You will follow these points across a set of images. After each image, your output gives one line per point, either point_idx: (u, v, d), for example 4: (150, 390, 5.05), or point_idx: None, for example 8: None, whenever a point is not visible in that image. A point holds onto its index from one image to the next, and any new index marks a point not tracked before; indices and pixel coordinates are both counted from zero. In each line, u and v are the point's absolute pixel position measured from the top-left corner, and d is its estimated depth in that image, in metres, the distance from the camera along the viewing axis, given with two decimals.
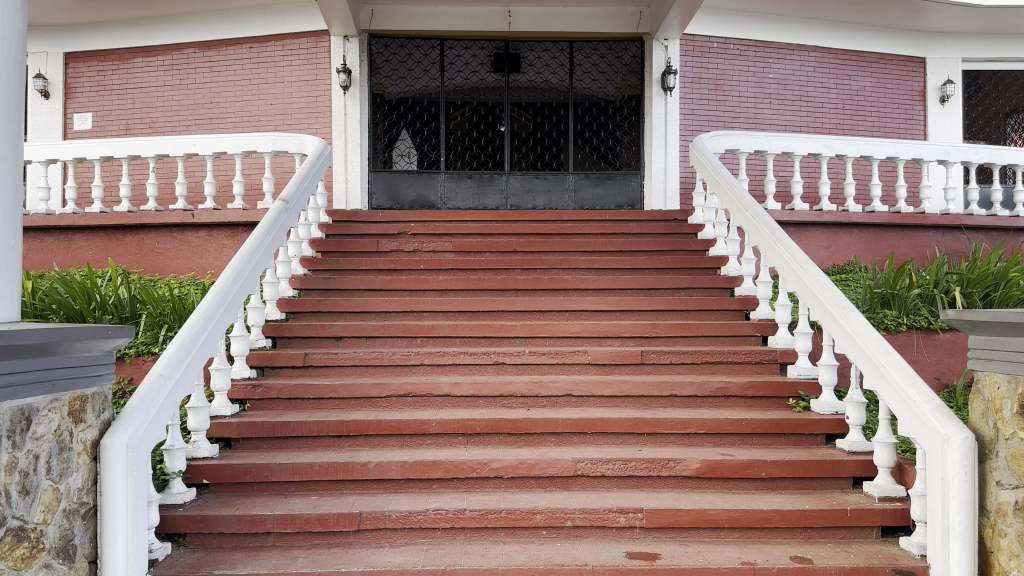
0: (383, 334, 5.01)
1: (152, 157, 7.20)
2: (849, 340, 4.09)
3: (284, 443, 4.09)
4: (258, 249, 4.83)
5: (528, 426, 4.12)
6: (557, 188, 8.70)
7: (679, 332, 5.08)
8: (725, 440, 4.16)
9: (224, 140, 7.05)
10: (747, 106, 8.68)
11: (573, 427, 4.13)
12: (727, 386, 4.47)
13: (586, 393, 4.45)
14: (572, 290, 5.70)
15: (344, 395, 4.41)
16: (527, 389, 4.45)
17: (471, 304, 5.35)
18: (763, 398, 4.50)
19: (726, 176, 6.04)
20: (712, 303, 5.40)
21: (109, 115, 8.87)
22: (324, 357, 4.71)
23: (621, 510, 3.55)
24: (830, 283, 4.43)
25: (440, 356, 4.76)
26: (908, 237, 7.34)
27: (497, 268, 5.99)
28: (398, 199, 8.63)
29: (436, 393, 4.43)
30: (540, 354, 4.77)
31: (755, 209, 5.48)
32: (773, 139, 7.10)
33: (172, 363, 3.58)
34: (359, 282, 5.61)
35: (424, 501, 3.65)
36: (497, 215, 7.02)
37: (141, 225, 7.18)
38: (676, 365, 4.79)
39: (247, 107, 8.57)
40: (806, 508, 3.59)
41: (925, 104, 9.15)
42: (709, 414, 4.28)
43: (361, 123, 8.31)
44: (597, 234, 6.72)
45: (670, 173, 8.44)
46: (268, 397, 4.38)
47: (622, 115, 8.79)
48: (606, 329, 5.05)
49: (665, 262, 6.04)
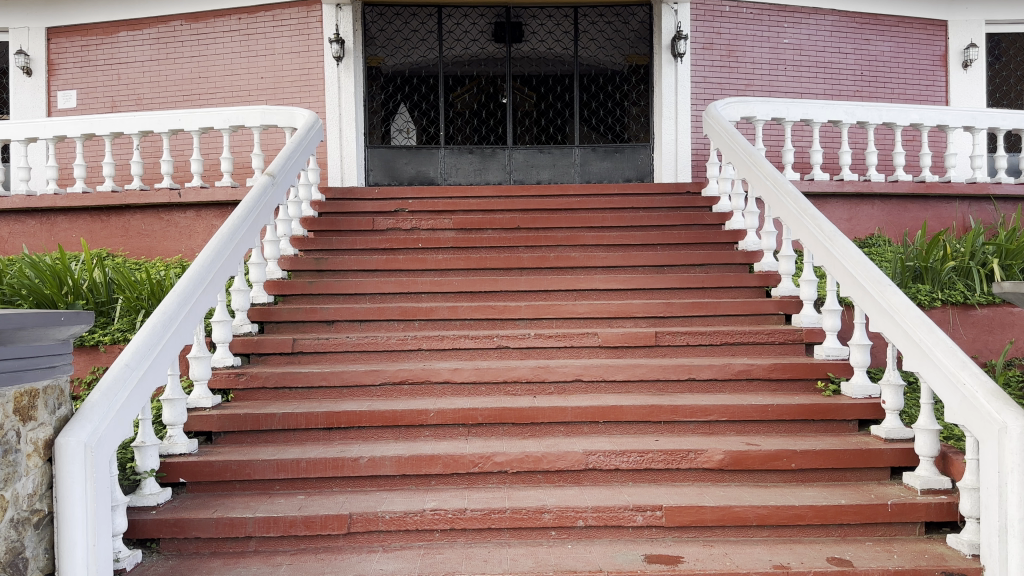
0: (378, 318, 4.67)
1: (135, 134, 6.84)
2: (884, 317, 3.73)
3: (269, 437, 3.76)
4: (241, 227, 4.46)
5: (533, 416, 3.78)
6: (562, 162, 8.28)
7: (695, 311, 4.73)
8: (750, 428, 3.82)
9: (212, 114, 6.68)
10: (762, 73, 8.25)
11: (583, 416, 3.79)
12: (750, 368, 4.11)
13: (596, 377, 4.11)
14: (579, 268, 5.35)
15: (336, 383, 4.07)
16: (533, 374, 4.11)
17: (472, 284, 5.00)
18: (789, 381, 4.14)
19: (742, 144, 5.66)
20: (730, 280, 5.04)
21: (95, 92, 8.50)
22: (314, 343, 4.37)
23: (637, 508, 3.22)
24: (862, 256, 4.06)
25: (440, 340, 4.41)
26: (933, 208, 6.96)
27: (499, 245, 5.63)
28: (397, 175, 8.21)
29: (435, 379, 4.09)
30: (547, 336, 4.41)
31: (776, 177, 5.09)
32: (791, 105, 6.71)
33: (140, 353, 3.23)
34: (353, 263, 5.26)
35: (421, 500, 3.31)
36: (499, 190, 6.65)
37: (127, 206, 6.84)
38: (693, 348, 4.43)
39: (237, 81, 8.19)
40: (842, 503, 3.25)
41: (947, 69, 8.71)
42: (730, 399, 3.93)
43: (355, 97, 7.94)
44: (605, 209, 6.35)
45: (681, 143, 7.97)
46: (253, 387, 4.05)
47: (631, 84, 8.42)
48: (616, 309, 4.70)
49: (679, 237, 5.66)
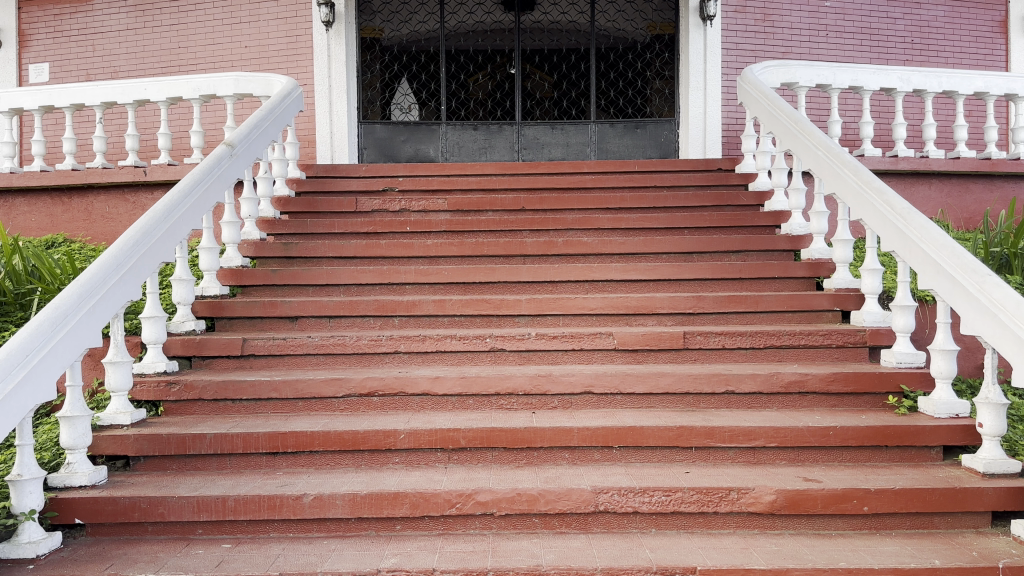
0: (350, 313, 3.89)
1: (97, 106, 6.10)
2: (982, 316, 2.88)
3: (199, 463, 3.00)
4: (183, 203, 3.68)
5: (530, 439, 2.99)
6: (577, 139, 7.46)
7: (732, 306, 3.92)
8: (806, 457, 3.01)
9: (180, 83, 5.91)
10: (801, 40, 7.30)
11: (593, 439, 3.00)
12: (804, 380, 3.30)
13: (611, 389, 3.31)
14: (592, 255, 4.53)
15: (288, 395, 3.29)
16: (531, 384, 3.31)
17: (464, 274, 4.21)
18: (851, 395, 3.32)
19: (785, 109, 4.84)
20: (773, 269, 4.22)
21: (67, 64, 7.70)
22: (268, 344, 3.59)
23: (662, 571, 2.42)
24: (946, 238, 3.22)
25: (421, 341, 3.62)
26: (999, 189, 6.12)
27: (500, 229, 4.83)
28: (394, 154, 7.41)
29: (411, 391, 3.30)
30: (551, 337, 3.61)
31: (830, 146, 4.24)
32: (838, 70, 5.84)
33: (11, 361, 2.48)
34: (327, 249, 4.49)
35: (379, 554, 2.53)
36: (503, 167, 5.82)
37: (89, 186, 6.12)
38: (730, 352, 3.62)
39: (219, 50, 7.38)
40: (936, 566, 2.42)
41: (1007, 36, 7.62)
42: (779, 419, 3.12)
43: (347, 66, 7.13)
44: (624, 187, 5.51)
45: (710, 116, 7.12)
46: (187, 399, 3.30)
47: (654, 53, 7.54)
48: (637, 305, 3.90)
49: (710, 220, 4.83)
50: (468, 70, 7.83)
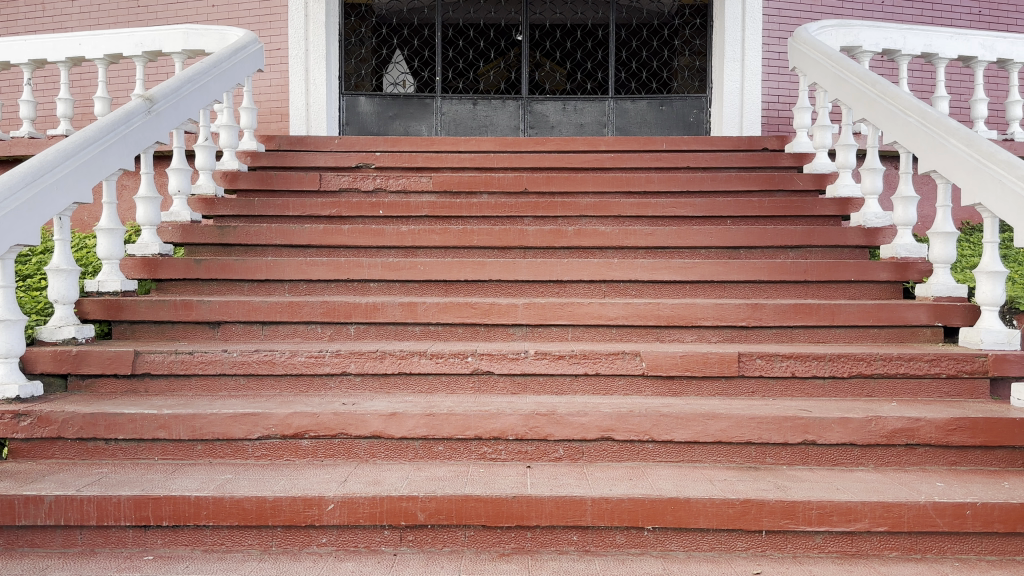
0: (290, 319, 2.92)
1: (26, 65, 5.13)
2: None
3: (36, 537, 2.04)
4: (60, 167, 2.72)
5: (520, 515, 2.02)
6: (592, 116, 6.52)
7: (799, 317, 2.93)
8: (927, 545, 2.03)
9: (119, 37, 4.91)
10: (853, 7, 6.19)
11: (613, 517, 2.02)
12: (913, 427, 2.31)
13: (638, 436, 2.34)
14: (612, 248, 3.55)
15: (182, 436, 2.33)
16: (527, 428, 2.34)
17: (445, 269, 3.23)
18: (979, 450, 2.33)
19: (857, 69, 3.85)
20: (849, 269, 3.23)
21: (13, 24, 6.63)
22: (167, 360, 2.63)
23: None
24: None
25: (377, 360, 2.65)
26: None
27: (494, 215, 3.86)
28: (382, 131, 6.54)
29: (358, 434, 2.34)
30: (555, 358, 2.64)
31: (926, 110, 3.24)
32: (909, 34, 4.82)
33: None
34: (274, 234, 3.51)
35: None
36: (503, 142, 4.83)
37: (16, 158, 5.16)
38: (802, 383, 2.65)
39: (183, 8, 6.36)
40: None
41: None
42: (887, 488, 2.14)
43: (327, 28, 6.17)
44: (651, 168, 4.51)
45: (747, 92, 6.08)
46: (42, 438, 2.34)
47: (684, 20, 6.46)
48: (671, 314, 2.92)
49: (760, 207, 3.84)
50: (477, 49, 6.58)
